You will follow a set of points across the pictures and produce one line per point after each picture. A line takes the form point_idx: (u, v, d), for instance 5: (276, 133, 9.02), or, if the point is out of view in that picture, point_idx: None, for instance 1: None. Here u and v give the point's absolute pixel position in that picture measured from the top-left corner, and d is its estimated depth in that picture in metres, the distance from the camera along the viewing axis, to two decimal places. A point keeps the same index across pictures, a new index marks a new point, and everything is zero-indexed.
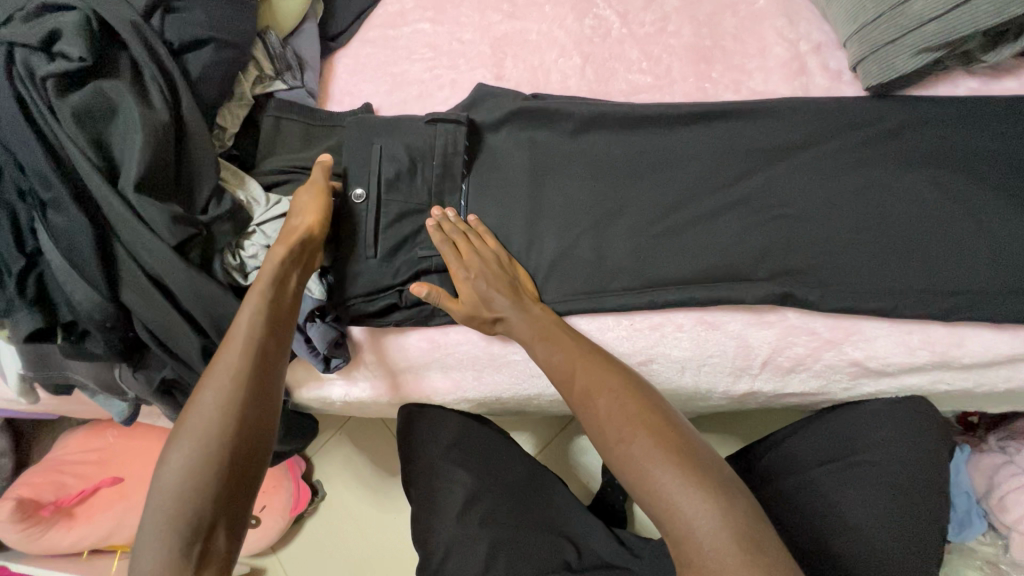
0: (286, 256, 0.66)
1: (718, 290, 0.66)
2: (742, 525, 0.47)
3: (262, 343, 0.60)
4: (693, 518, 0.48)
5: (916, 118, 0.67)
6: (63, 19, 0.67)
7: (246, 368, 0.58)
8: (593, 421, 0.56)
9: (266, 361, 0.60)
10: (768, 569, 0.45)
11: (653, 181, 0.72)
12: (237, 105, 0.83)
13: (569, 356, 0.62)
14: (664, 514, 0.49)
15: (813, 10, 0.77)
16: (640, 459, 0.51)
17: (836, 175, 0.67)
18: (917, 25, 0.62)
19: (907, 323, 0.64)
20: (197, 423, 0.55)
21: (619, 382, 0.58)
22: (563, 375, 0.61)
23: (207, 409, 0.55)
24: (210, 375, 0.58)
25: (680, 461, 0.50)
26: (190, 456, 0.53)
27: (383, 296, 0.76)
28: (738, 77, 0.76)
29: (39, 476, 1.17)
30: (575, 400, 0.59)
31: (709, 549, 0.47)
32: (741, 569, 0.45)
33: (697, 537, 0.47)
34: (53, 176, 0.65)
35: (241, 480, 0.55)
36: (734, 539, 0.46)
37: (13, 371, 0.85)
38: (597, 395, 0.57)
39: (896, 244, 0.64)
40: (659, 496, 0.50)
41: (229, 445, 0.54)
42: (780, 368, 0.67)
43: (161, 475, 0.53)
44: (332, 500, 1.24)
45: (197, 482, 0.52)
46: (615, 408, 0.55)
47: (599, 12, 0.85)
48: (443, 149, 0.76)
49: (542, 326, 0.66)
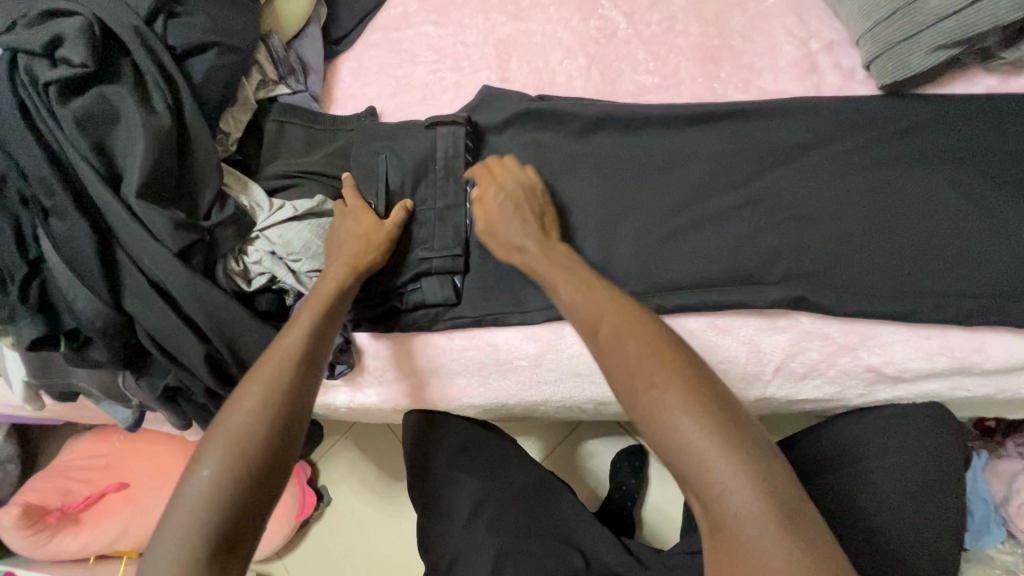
0: (346, 277, 0.69)
1: (730, 294, 0.64)
2: (780, 496, 0.44)
3: (308, 358, 0.62)
4: (728, 485, 0.44)
5: (932, 116, 0.65)
6: (65, 24, 0.66)
7: (293, 382, 0.59)
8: (620, 368, 0.51)
9: (311, 379, 0.61)
10: (801, 540, 0.43)
11: (661, 182, 0.70)
12: (241, 109, 0.82)
13: (593, 297, 0.56)
14: (696, 477, 0.45)
15: (824, 8, 0.76)
16: (671, 415, 0.47)
17: (851, 175, 0.65)
18: (934, 21, 0.61)
19: (925, 328, 0.62)
20: (234, 427, 0.55)
21: (651, 331, 0.52)
22: (586, 319, 0.55)
23: (248, 414, 0.56)
24: (252, 381, 0.59)
25: (715, 420, 0.46)
26: (225, 459, 0.53)
27: (387, 299, 0.77)
28: (748, 76, 0.74)
29: (45, 482, 1.17)
30: (598, 345, 0.53)
31: (743, 518, 0.43)
32: (775, 540, 0.42)
33: (729, 504, 0.44)
34: (55, 183, 0.64)
35: (268, 491, 0.55)
36: (768, 509, 0.43)
37: (17, 378, 0.85)
38: (625, 343, 0.51)
39: (913, 246, 0.62)
40: (692, 459, 0.45)
41: (265, 455, 0.55)
42: (793, 374, 0.66)
43: (193, 475, 0.53)
44: (338, 505, 1.23)
45: (230, 487, 0.52)
46: (647, 355, 0.50)
47: (605, 12, 0.83)
48: (443, 152, 0.77)
49: (562, 262, 0.61)
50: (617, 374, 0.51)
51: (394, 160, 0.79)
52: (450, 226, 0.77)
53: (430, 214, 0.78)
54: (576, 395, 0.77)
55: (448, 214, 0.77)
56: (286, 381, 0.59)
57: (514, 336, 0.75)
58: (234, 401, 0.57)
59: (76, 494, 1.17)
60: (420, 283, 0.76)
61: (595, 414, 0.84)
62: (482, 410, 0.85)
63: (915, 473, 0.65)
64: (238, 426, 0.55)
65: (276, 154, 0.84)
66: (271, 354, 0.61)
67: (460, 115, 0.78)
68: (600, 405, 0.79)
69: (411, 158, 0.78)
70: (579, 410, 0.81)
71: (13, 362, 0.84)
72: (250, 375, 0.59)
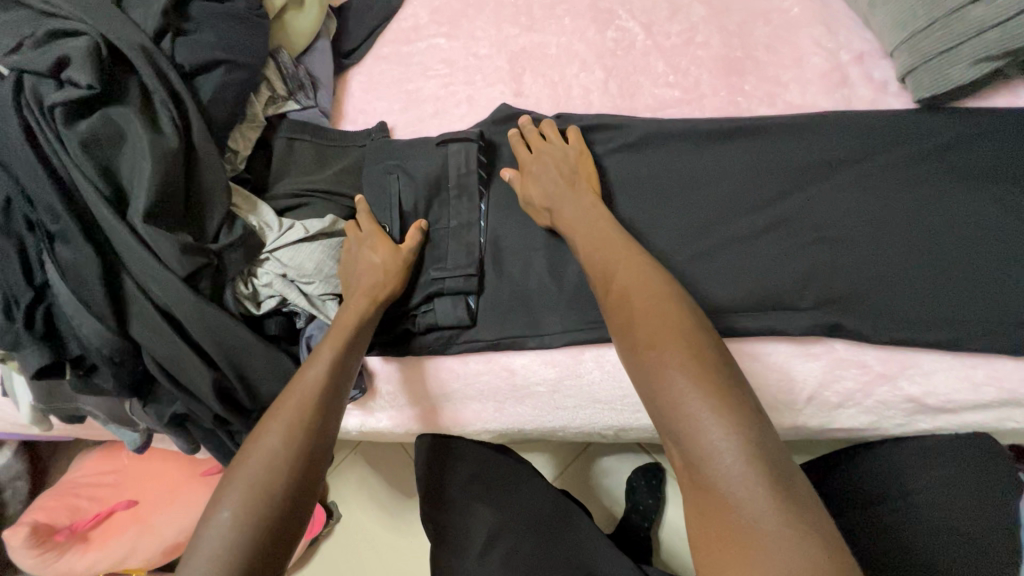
0: (365, 309, 0.68)
1: (760, 320, 0.61)
2: (771, 459, 0.43)
3: (328, 394, 0.61)
4: (716, 440, 0.44)
5: (972, 133, 0.62)
6: (71, 44, 0.65)
7: (312, 416, 0.58)
8: (623, 319, 0.54)
9: (329, 414, 0.60)
10: (791, 504, 0.41)
11: (686, 201, 0.67)
12: (249, 127, 0.80)
13: (609, 253, 0.60)
14: (681, 430, 0.46)
15: (853, 18, 0.73)
16: (663, 364, 0.49)
17: (887, 195, 0.62)
18: (977, 32, 0.58)
19: (969, 357, 0.59)
20: (256, 468, 0.54)
21: (658, 288, 0.54)
22: (601, 275, 0.59)
23: (270, 456, 0.55)
24: (273, 420, 0.58)
25: (705, 376, 0.47)
26: (246, 501, 0.52)
27: (399, 322, 0.74)
28: (773, 89, 0.72)
29: (53, 499, 1.15)
30: (609, 298, 0.57)
31: (730, 475, 0.43)
32: (762, 500, 0.41)
33: (716, 461, 0.43)
34: (59, 208, 0.63)
35: (288, 531, 0.53)
36: (758, 473, 0.42)
37: (25, 401, 0.84)
38: (634, 296, 0.54)
39: (955, 269, 0.59)
40: (677, 409, 0.46)
41: (286, 497, 0.54)
42: (828, 403, 0.62)
43: (214, 518, 0.52)
44: (348, 523, 1.20)
45: (251, 528, 0.51)
46: (649, 307, 0.53)
47: (622, 24, 0.81)
48: (456, 168, 0.76)
49: (587, 217, 0.64)
50: (624, 326, 0.54)
51: (408, 179, 0.77)
52: (463, 245, 0.74)
53: (442, 234, 0.76)
54: (596, 422, 0.74)
55: (462, 233, 0.75)
56: (306, 418, 0.58)
57: (532, 361, 0.72)
58: (255, 441, 0.57)
59: (85, 512, 1.15)
60: (433, 304, 0.74)
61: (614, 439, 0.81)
62: (497, 435, 0.83)
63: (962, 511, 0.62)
64: (260, 468, 0.54)
65: (285, 172, 0.82)
66: (291, 393, 0.60)
67: (471, 132, 0.77)
68: (620, 431, 0.76)
69: (426, 174, 0.76)
70: (599, 435, 0.78)
71: (20, 384, 0.82)
72: (271, 415, 0.59)
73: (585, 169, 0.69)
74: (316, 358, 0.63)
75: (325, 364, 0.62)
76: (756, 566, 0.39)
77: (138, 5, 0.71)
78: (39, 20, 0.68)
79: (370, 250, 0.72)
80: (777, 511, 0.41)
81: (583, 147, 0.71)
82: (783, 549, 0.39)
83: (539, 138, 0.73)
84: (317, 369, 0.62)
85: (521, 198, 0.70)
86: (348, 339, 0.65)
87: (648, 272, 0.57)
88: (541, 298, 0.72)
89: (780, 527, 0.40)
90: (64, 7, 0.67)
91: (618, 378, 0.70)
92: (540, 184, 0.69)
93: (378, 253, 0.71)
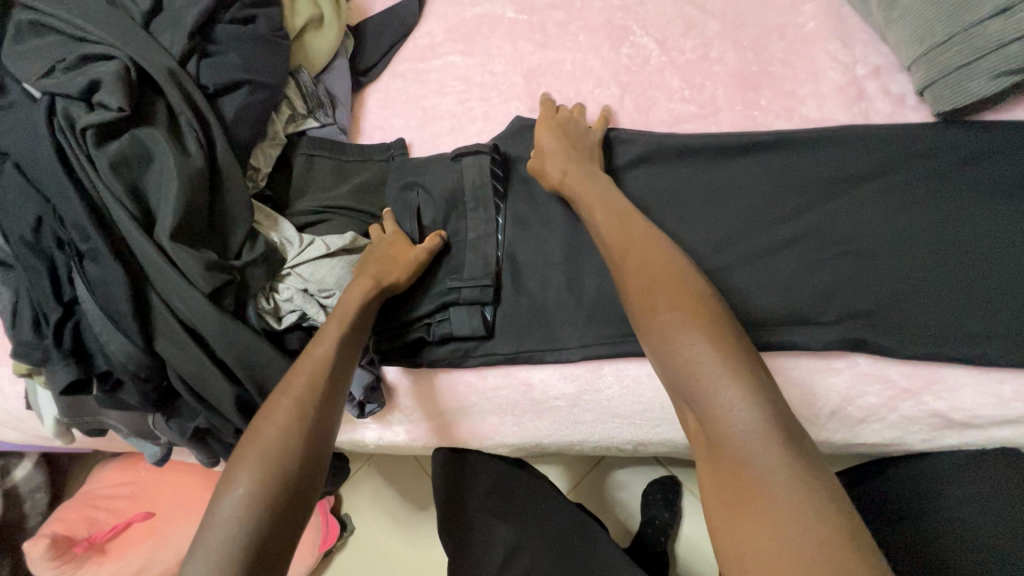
0: (370, 290, 0.68)
1: (781, 335, 0.61)
2: (780, 421, 0.44)
3: (336, 373, 0.61)
4: (731, 403, 0.44)
5: (992, 146, 0.62)
6: (102, 69, 0.67)
7: (323, 394, 0.59)
8: (639, 290, 0.54)
9: (337, 393, 0.61)
10: (805, 463, 0.41)
11: (704, 215, 0.68)
12: (269, 145, 0.82)
13: (622, 231, 0.60)
14: (697, 392, 0.46)
15: (868, 31, 0.73)
16: (681, 329, 0.49)
17: (908, 209, 0.62)
18: (998, 47, 0.58)
19: (996, 372, 0.58)
20: (271, 445, 0.54)
21: (668, 263, 0.54)
22: (615, 248, 0.59)
23: (283, 432, 0.55)
24: (284, 397, 0.58)
25: (721, 341, 0.47)
26: (260, 474, 0.52)
27: (413, 329, 0.74)
28: (790, 103, 0.72)
29: (73, 511, 1.16)
30: (625, 268, 0.57)
31: (742, 436, 0.43)
32: (777, 458, 0.41)
33: (727, 423, 0.44)
34: (89, 228, 0.64)
35: (302, 504, 0.54)
36: (772, 432, 0.42)
37: (49, 415, 0.85)
38: (646, 269, 0.55)
39: (978, 283, 0.58)
40: (694, 371, 0.46)
41: (300, 472, 0.54)
42: (850, 418, 0.62)
43: (227, 492, 0.51)
44: (362, 536, 1.20)
45: (268, 499, 0.51)
46: (666, 276, 0.53)
47: (637, 40, 0.82)
48: (471, 182, 0.77)
49: (597, 194, 0.65)
50: (637, 297, 0.54)
51: (427, 194, 0.78)
52: (481, 259, 0.75)
53: (460, 248, 0.77)
54: (614, 436, 0.74)
55: (479, 246, 0.75)
56: (316, 395, 0.59)
57: (550, 375, 0.72)
58: (267, 418, 0.56)
59: (102, 524, 1.16)
60: (448, 313, 0.74)
61: (632, 453, 0.81)
62: (514, 449, 0.82)
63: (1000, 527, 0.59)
64: (273, 443, 0.54)
65: (305, 189, 0.84)
66: (299, 371, 0.60)
67: (484, 145, 0.78)
68: (638, 445, 0.76)
69: (443, 187, 0.77)
70: (617, 449, 0.78)
71: (44, 399, 0.84)
72: (280, 392, 0.59)
73: (593, 151, 0.71)
74: (322, 339, 0.63)
75: (332, 344, 0.63)
76: (774, 522, 0.39)
77: (165, 29, 0.73)
78: (71, 45, 0.70)
79: (386, 253, 0.72)
80: (784, 462, 0.41)
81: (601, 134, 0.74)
82: (795, 504, 0.40)
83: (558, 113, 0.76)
84: (323, 348, 0.62)
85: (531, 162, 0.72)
86: (354, 324, 0.66)
87: (657, 248, 0.57)
88: (559, 312, 0.73)
89: (796, 484, 0.40)
90: (95, 32, 0.69)
91: (637, 393, 0.70)
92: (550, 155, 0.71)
93: (393, 258, 0.72)
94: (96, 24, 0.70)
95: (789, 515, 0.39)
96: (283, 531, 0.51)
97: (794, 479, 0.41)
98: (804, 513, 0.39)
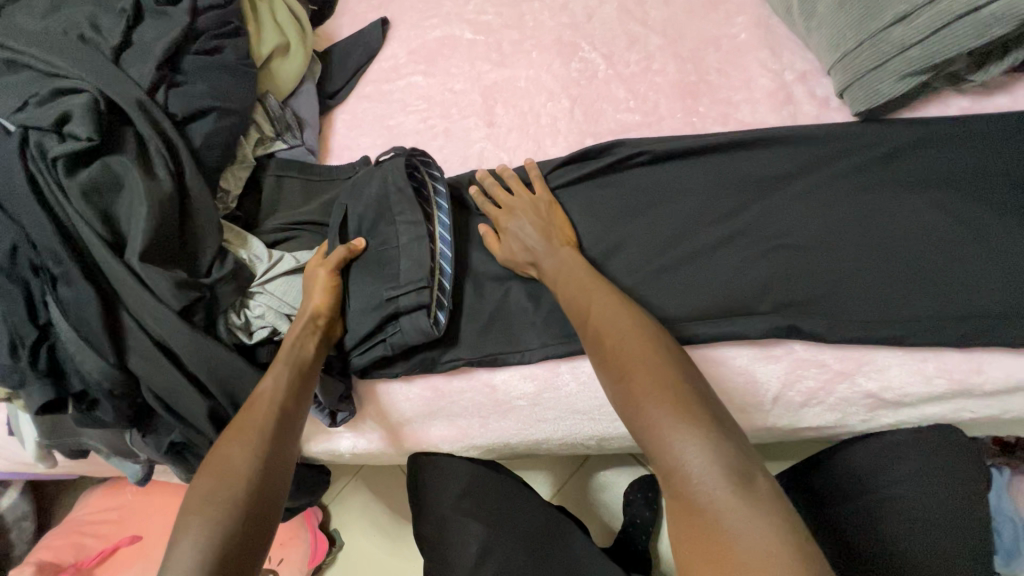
0: (298, 331, 0.72)
1: (723, 325, 0.64)
2: (733, 458, 0.48)
3: (286, 406, 0.65)
4: (684, 451, 0.49)
5: (908, 141, 0.66)
6: (72, 101, 0.71)
7: (272, 424, 0.62)
8: (601, 357, 0.59)
9: (287, 422, 0.64)
10: (757, 499, 0.46)
11: (652, 217, 0.72)
12: (239, 167, 0.86)
13: (587, 293, 0.65)
14: (655, 448, 0.51)
15: (795, 41, 0.78)
16: (639, 394, 0.54)
17: (834, 203, 0.66)
18: (900, 50, 0.63)
19: (921, 351, 0.61)
20: (220, 476, 0.57)
21: (627, 324, 0.60)
22: (580, 316, 0.64)
23: (231, 462, 0.58)
24: (238, 433, 0.61)
25: (673, 397, 0.52)
26: (213, 506, 0.55)
27: (374, 348, 0.76)
28: (725, 109, 0.76)
29: (59, 538, 1.17)
30: (587, 337, 0.62)
31: (699, 479, 0.48)
32: (730, 498, 0.46)
33: (687, 472, 0.49)
34: (62, 251, 0.67)
35: (259, 533, 0.56)
36: (724, 474, 0.47)
37: (31, 438, 0.87)
38: (607, 336, 0.60)
39: (902, 268, 0.62)
40: (651, 431, 0.52)
41: (250, 495, 0.57)
42: (793, 403, 0.66)
43: (180, 525, 0.55)
44: (350, 549, 1.21)
45: (222, 529, 0.53)
46: (622, 342, 0.58)
47: (585, 55, 0.87)
48: (394, 189, 0.78)
49: (570, 270, 0.68)
50: (603, 361, 0.59)
51: (356, 203, 0.80)
52: (415, 261, 0.75)
53: (394, 254, 0.77)
54: (577, 432, 0.77)
55: (412, 247, 0.75)
56: (265, 429, 0.62)
57: (511, 377, 0.75)
58: (221, 454, 0.60)
59: (90, 550, 1.17)
60: (397, 323, 0.74)
61: (598, 450, 0.84)
62: (486, 451, 0.85)
63: (929, 503, 0.65)
64: (225, 476, 0.57)
65: (274, 209, 0.88)
66: (252, 408, 0.64)
67: (402, 151, 0.80)
68: (602, 441, 0.79)
69: (366, 199, 0.79)
70: (583, 446, 0.81)
71: (26, 421, 0.86)
72: (235, 430, 0.62)
73: (557, 218, 0.74)
74: (269, 375, 0.67)
75: (280, 378, 0.67)
76: (732, 560, 0.44)
77: (135, 61, 0.77)
78: (43, 80, 0.74)
79: (308, 287, 0.76)
80: (735, 500, 0.46)
81: (551, 196, 0.75)
82: (762, 544, 0.44)
83: (504, 194, 0.77)
84: (270, 383, 0.66)
85: (502, 256, 0.74)
86: (291, 352, 0.69)
87: (621, 309, 0.62)
88: (518, 316, 0.76)
89: (751, 519, 0.45)
90: (66, 68, 0.73)
91: (595, 388, 0.73)
92: (518, 240, 0.73)
93: (315, 288, 0.75)
94: (68, 60, 0.74)
95: (757, 557, 0.43)
96: (243, 556, 0.54)
97: (754, 517, 0.45)
98: (763, 547, 0.43)
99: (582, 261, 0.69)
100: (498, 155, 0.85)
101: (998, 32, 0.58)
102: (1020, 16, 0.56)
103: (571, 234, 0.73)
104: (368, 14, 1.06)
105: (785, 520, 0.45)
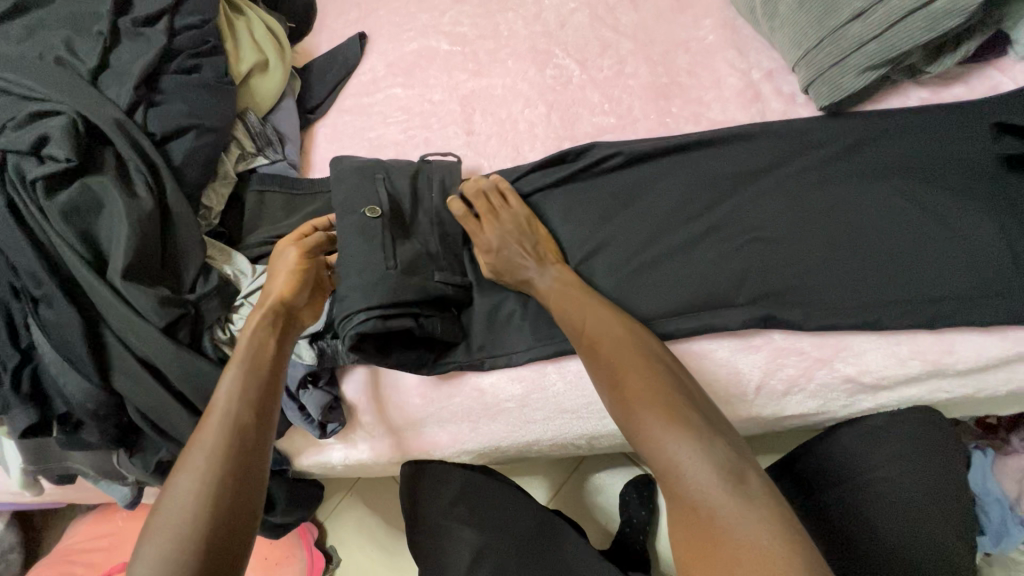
0: (257, 326, 0.66)
1: (702, 318, 0.66)
2: (724, 459, 0.49)
3: (243, 414, 0.59)
4: (677, 453, 0.50)
5: (871, 133, 0.69)
6: (50, 124, 0.71)
7: (226, 437, 0.57)
8: (595, 366, 0.60)
9: (243, 432, 0.58)
10: (751, 497, 0.47)
11: (630, 215, 0.73)
12: (221, 184, 0.86)
13: (579, 306, 0.65)
14: (651, 452, 0.52)
15: (760, 40, 0.81)
16: (635, 401, 0.55)
17: (803, 195, 0.68)
18: (859, 46, 0.66)
19: (895, 334, 0.63)
20: (178, 499, 0.53)
21: (620, 331, 0.61)
22: (575, 329, 0.64)
23: (189, 482, 0.54)
24: (189, 455, 0.57)
25: (666, 402, 0.53)
26: (169, 532, 0.51)
27: (399, 319, 0.69)
28: (697, 109, 0.78)
29: (49, 568, 1.16)
30: (582, 346, 0.63)
31: (693, 481, 0.49)
32: (723, 498, 0.47)
33: (681, 473, 0.50)
34: (43, 273, 0.67)
35: (223, 552, 0.52)
36: (718, 475, 0.48)
37: (15, 466, 0.86)
38: (602, 345, 0.60)
39: (871, 256, 0.64)
40: (647, 437, 0.52)
41: (207, 513, 0.52)
42: (776, 392, 0.66)
43: (139, 557, 0.51)
44: (347, 567, 1.19)
45: (177, 561, 0.50)
46: (614, 350, 0.59)
47: (559, 62, 0.88)
48: (440, 180, 0.80)
49: (566, 287, 0.68)
50: (597, 368, 0.60)
51: (393, 182, 0.78)
52: (455, 257, 0.79)
53: (433, 238, 0.78)
54: (567, 432, 0.77)
55: (448, 240, 0.79)
56: (224, 440, 0.57)
57: (499, 379, 0.76)
58: (169, 486, 0.55)
59: None
60: (434, 311, 0.73)
61: (590, 449, 0.84)
62: (478, 457, 0.85)
63: (908, 483, 0.66)
64: (180, 495, 0.53)
65: (257, 222, 0.87)
66: (207, 421, 0.59)
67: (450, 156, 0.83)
68: (592, 440, 0.79)
69: (410, 180, 0.79)
70: (574, 445, 0.81)
71: (9, 449, 0.85)
72: (185, 452, 0.57)
73: (539, 236, 0.73)
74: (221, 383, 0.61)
75: (231, 386, 0.61)
76: (724, 560, 0.45)
77: (113, 83, 0.78)
78: (21, 104, 0.74)
79: (277, 273, 0.72)
80: (728, 500, 0.47)
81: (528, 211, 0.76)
82: (754, 542, 0.45)
83: (485, 206, 0.75)
84: (222, 392, 0.61)
85: (490, 271, 0.73)
86: (247, 352, 0.64)
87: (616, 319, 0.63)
88: (504, 319, 0.77)
89: (743, 517, 0.46)
90: (43, 91, 0.74)
91: (581, 386, 0.74)
92: (504, 256, 0.71)
93: (282, 274, 0.71)
94: (44, 83, 0.74)
95: (748, 555, 0.44)
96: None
97: (746, 516, 0.46)
98: (755, 545, 0.44)
99: (574, 277, 0.70)
100: (479, 162, 0.86)
101: (951, 24, 0.61)
102: (968, 10, 0.60)
103: (558, 250, 0.73)
104: (345, 30, 1.08)
105: (775, 516, 0.46)
